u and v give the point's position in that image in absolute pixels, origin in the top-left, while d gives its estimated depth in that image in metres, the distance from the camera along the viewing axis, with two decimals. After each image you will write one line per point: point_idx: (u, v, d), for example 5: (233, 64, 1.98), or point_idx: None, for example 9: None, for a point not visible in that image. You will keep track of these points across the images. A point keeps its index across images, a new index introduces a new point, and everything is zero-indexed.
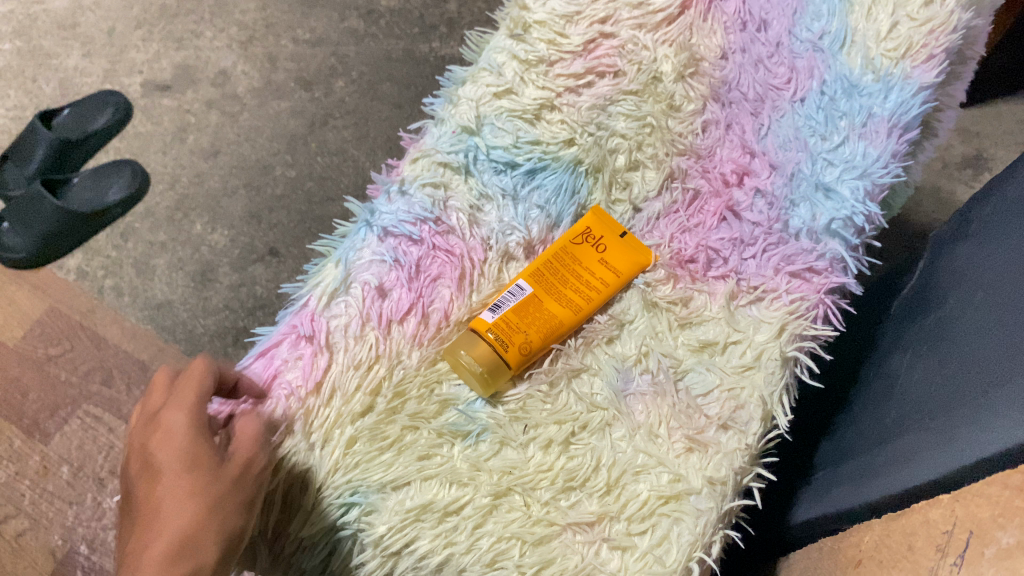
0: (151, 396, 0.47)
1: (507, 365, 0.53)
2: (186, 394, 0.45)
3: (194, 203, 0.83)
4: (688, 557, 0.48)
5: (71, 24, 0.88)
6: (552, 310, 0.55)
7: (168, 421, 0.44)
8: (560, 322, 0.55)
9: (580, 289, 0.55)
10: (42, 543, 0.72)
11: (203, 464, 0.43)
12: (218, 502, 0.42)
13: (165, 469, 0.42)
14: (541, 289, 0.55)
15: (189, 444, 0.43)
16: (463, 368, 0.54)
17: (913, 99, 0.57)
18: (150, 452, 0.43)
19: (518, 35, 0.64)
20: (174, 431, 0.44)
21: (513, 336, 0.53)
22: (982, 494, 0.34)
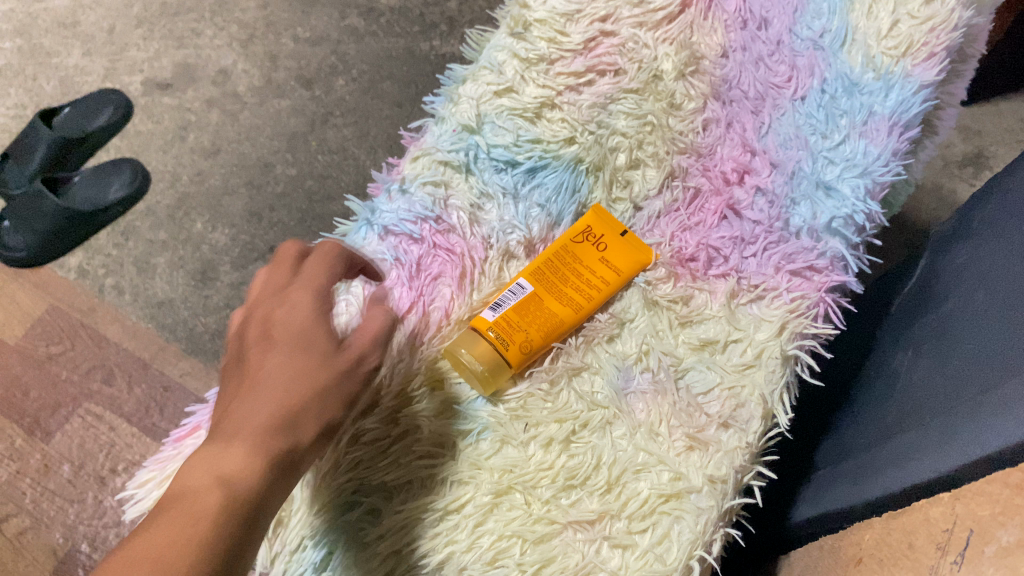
0: (275, 265, 0.46)
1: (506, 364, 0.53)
2: (315, 275, 0.45)
3: (194, 202, 0.83)
4: (688, 556, 0.48)
5: (72, 23, 0.88)
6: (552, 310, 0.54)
7: (293, 294, 0.44)
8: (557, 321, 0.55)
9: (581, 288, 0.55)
10: (44, 542, 0.72)
11: (317, 346, 0.42)
12: (324, 388, 0.41)
13: (282, 338, 0.42)
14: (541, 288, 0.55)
15: (311, 321, 0.43)
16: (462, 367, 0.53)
17: (914, 97, 0.57)
18: (276, 320, 0.43)
19: (518, 33, 0.64)
20: (299, 306, 0.43)
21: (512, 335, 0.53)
22: (983, 493, 0.33)
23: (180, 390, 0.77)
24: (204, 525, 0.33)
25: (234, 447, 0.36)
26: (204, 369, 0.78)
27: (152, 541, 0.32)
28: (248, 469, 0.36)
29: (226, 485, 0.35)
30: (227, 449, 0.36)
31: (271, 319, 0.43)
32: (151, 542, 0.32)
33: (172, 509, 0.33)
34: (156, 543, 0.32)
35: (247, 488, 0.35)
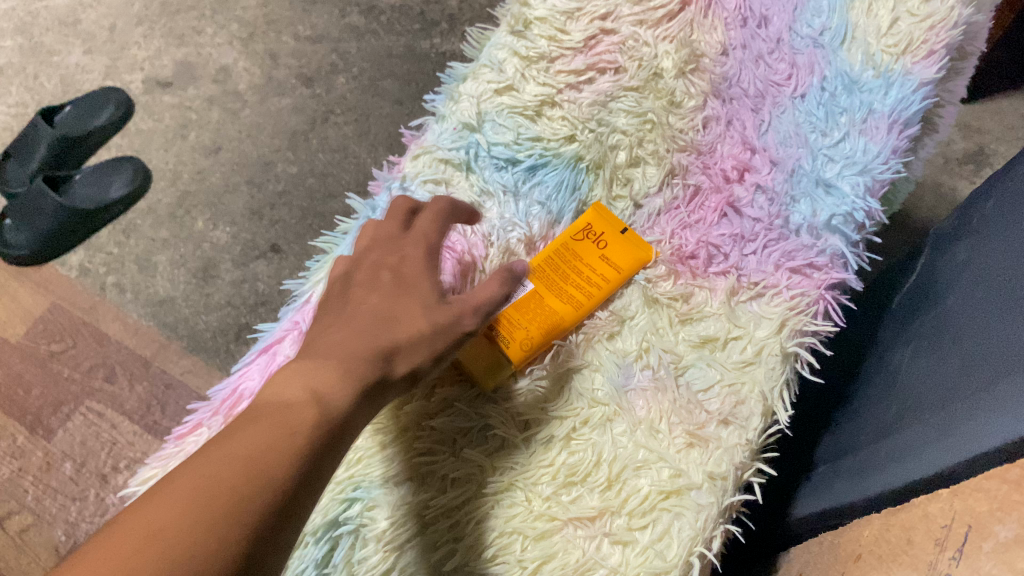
0: (389, 216, 0.51)
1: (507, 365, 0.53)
2: (427, 231, 0.49)
3: (195, 200, 0.83)
4: (689, 552, 0.48)
5: (72, 21, 0.88)
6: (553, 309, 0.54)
7: (408, 247, 0.48)
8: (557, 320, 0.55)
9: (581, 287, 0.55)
10: (46, 539, 0.73)
11: (420, 296, 0.45)
12: (420, 335, 0.43)
13: (388, 285, 0.45)
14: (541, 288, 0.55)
15: (418, 275, 0.46)
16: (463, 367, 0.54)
17: (914, 95, 0.57)
18: (386, 269, 0.46)
19: (518, 31, 0.64)
20: (413, 261, 0.47)
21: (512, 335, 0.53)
22: (981, 489, 0.34)
23: (181, 388, 0.77)
24: (297, 435, 0.35)
25: (328, 370, 0.38)
26: (205, 367, 0.78)
27: (248, 442, 0.34)
28: (340, 385, 0.38)
29: (319, 401, 0.36)
30: (326, 367, 0.38)
31: (386, 266, 0.47)
32: (247, 444, 0.34)
33: (266, 417, 0.35)
34: (252, 444, 0.34)
35: (338, 408, 0.37)
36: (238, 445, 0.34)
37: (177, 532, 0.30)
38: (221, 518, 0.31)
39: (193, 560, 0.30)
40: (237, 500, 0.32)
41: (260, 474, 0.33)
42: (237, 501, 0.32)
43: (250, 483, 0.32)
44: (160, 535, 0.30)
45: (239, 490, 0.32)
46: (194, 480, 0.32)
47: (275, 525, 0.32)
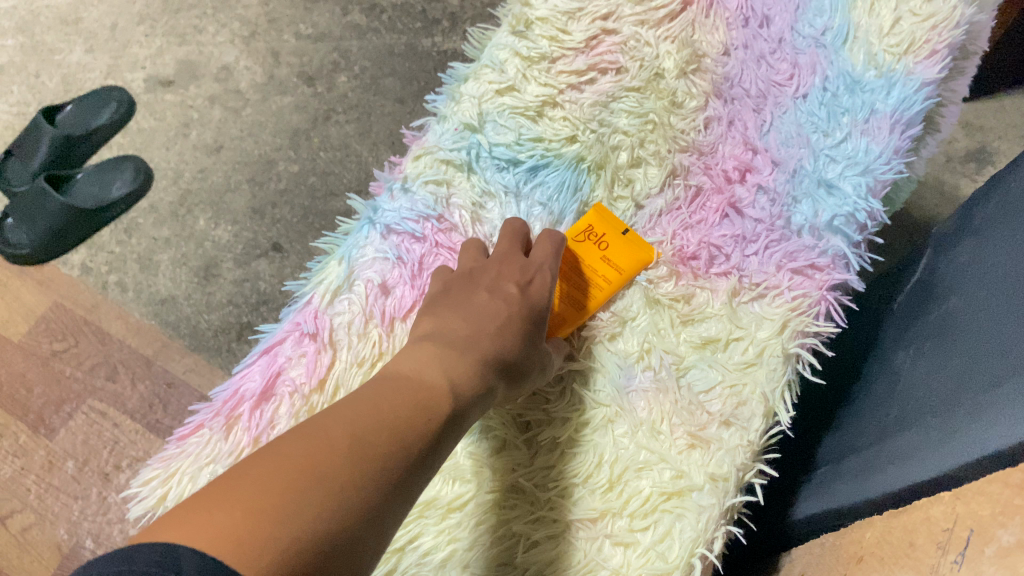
0: (508, 236, 0.56)
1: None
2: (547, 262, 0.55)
3: (197, 199, 0.83)
4: (690, 554, 0.48)
5: (74, 19, 0.88)
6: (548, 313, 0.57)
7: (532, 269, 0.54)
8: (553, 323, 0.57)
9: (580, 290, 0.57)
10: (48, 537, 0.73)
11: (540, 329, 0.52)
12: (531, 360, 0.50)
13: (515, 298, 0.52)
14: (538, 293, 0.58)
15: (540, 300, 0.53)
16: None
17: (915, 95, 0.56)
18: (513, 283, 0.53)
19: (520, 31, 0.63)
20: (539, 286, 0.53)
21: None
22: (983, 493, 0.33)
23: (183, 387, 0.77)
24: (430, 418, 0.39)
25: (460, 366, 0.44)
26: (207, 366, 0.78)
27: (393, 412, 0.37)
28: (466, 382, 0.43)
29: (452, 392, 0.41)
30: (456, 363, 0.43)
31: (512, 282, 0.53)
32: (390, 414, 0.37)
33: (407, 394, 0.39)
34: (395, 415, 0.37)
35: (462, 401, 0.42)
36: (382, 415, 0.37)
37: (336, 478, 0.33)
38: (372, 475, 0.34)
39: (348, 508, 0.32)
40: (383, 464, 0.35)
41: (402, 447, 0.36)
42: (384, 465, 0.35)
43: (393, 451, 0.36)
44: (323, 477, 0.33)
45: (385, 455, 0.35)
46: (349, 435, 0.35)
47: (405, 495, 0.36)
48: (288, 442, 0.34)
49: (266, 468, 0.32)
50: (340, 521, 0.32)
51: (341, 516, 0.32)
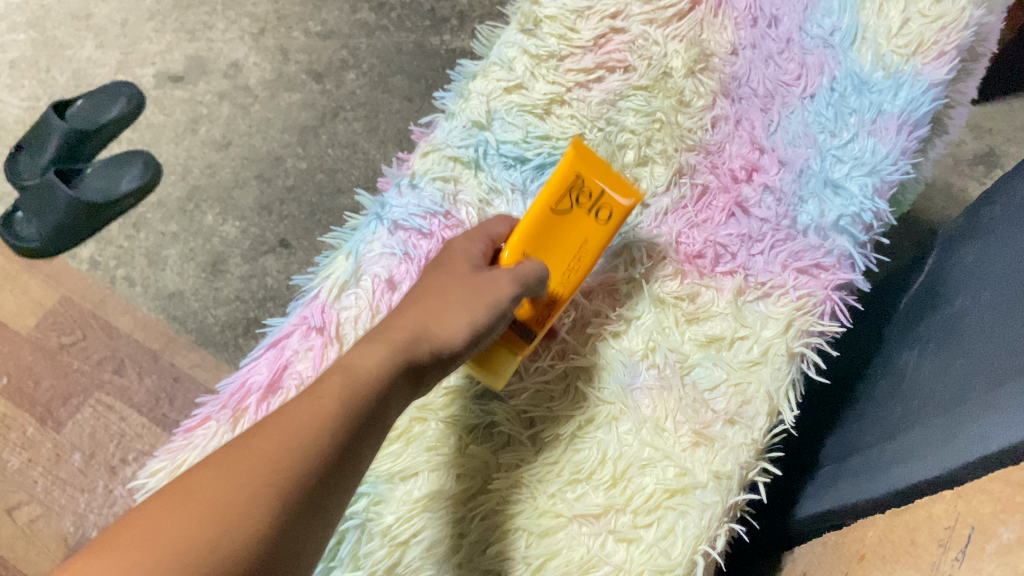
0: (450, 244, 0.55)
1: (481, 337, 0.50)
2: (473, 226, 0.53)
3: (205, 194, 0.84)
4: (693, 550, 0.49)
5: (84, 15, 0.89)
6: (548, 285, 0.51)
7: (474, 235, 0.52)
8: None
9: (546, 234, 0.51)
10: (55, 530, 0.73)
11: (459, 270, 0.48)
12: (459, 298, 0.46)
13: (430, 269, 0.50)
14: (570, 283, 0.51)
15: (459, 256, 0.50)
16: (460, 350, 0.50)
17: (923, 96, 0.57)
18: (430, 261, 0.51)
19: (529, 30, 0.64)
20: (457, 247, 0.50)
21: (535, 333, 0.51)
22: (985, 491, 0.34)
23: (190, 381, 0.78)
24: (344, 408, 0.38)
25: (379, 351, 0.42)
26: (214, 361, 0.79)
27: (304, 415, 0.37)
28: (384, 358, 0.41)
29: (368, 377, 0.40)
30: (372, 347, 0.42)
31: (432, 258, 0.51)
32: (304, 417, 0.37)
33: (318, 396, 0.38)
34: (308, 417, 0.37)
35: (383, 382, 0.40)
36: (290, 425, 0.36)
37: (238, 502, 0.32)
38: (283, 478, 0.34)
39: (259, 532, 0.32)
40: (297, 467, 0.35)
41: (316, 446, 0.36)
42: (298, 468, 0.35)
43: (307, 452, 0.35)
44: (228, 509, 0.32)
45: (296, 457, 0.35)
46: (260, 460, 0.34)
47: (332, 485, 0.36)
48: (203, 475, 0.34)
49: (169, 512, 0.32)
50: (255, 530, 0.32)
51: (252, 543, 0.32)
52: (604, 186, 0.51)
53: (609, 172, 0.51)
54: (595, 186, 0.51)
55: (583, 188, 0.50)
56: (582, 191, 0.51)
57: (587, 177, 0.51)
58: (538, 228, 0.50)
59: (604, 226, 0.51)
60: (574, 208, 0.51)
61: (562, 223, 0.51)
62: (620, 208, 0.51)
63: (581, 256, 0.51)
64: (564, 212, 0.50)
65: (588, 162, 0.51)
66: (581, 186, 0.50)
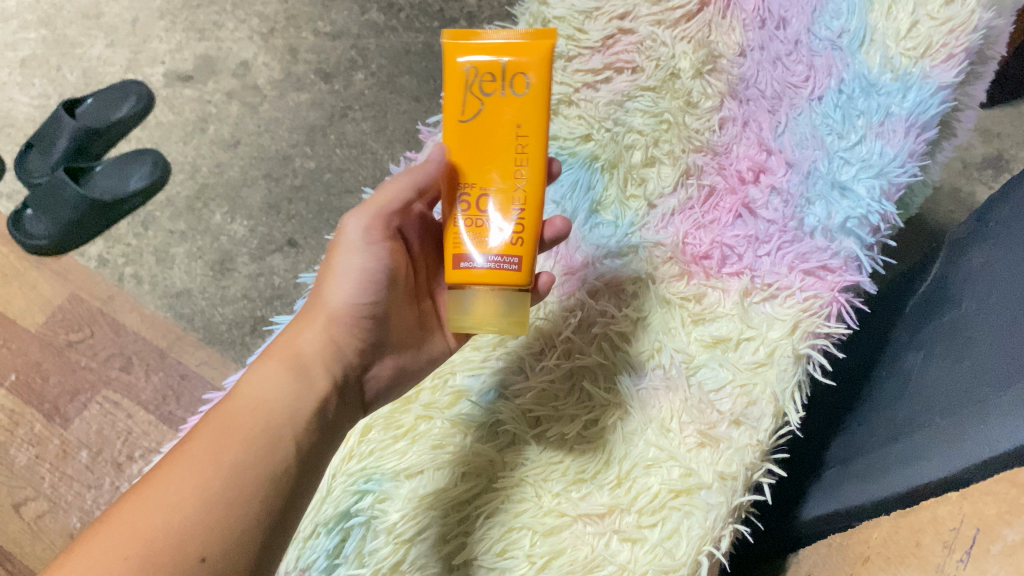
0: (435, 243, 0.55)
1: (468, 289, 0.44)
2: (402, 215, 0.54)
3: (213, 192, 0.84)
4: (697, 551, 0.48)
5: (95, 14, 0.89)
6: (504, 206, 0.43)
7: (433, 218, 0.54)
8: (486, 204, 0.44)
9: (470, 149, 0.43)
10: (61, 525, 0.74)
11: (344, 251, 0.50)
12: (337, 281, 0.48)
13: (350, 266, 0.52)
14: (534, 182, 0.44)
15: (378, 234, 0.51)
16: (452, 309, 0.45)
17: (931, 99, 0.56)
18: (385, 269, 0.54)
19: (537, 29, 0.65)
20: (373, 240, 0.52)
21: (521, 256, 0.43)
22: (989, 492, 0.35)
23: (197, 379, 0.78)
24: (235, 439, 0.41)
25: (264, 375, 0.44)
26: (220, 359, 0.79)
27: (198, 454, 0.39)
28: (274, 381, 0.44)
29: (261, 408, 0.42)
30: (265, 375, 0.44)
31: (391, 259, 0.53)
32: (197, 457, 0.39)
33: (196, 438, 0.40)
34: (201, 458, 0.39)
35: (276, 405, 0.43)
36: (162, 479, 0.38)
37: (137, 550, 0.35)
38: (149, 537, 0.36)
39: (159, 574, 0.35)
40: (169, 518, 0.37)
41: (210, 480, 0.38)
42: (170, 518, 0.37)
43: (180, 501, 0.37)
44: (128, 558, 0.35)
45: (165, 510, 0.37)
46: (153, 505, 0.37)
47: (222, 521, 0.38)
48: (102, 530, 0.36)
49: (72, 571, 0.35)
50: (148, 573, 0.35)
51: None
52: (499, 57, 0.42)
53: (499, 39, 0.42)
54: (491, 65, 0.42)
55: (479, 76, 0.43)
56: (480, 79, 0.43)
57: (479, 62, 0.42)
58: (460, 147, 0.44)
59: (528, 96, 0.42)
60: (483, 103, 0.43)
61: (482, 127, 0.43)
62: (533, 67, 0.42)
63: (525, 142, 0.43)
64: (475, 116, 0.43)
65: (473, 46, 0.43)
66: (474, 76, 0.43)
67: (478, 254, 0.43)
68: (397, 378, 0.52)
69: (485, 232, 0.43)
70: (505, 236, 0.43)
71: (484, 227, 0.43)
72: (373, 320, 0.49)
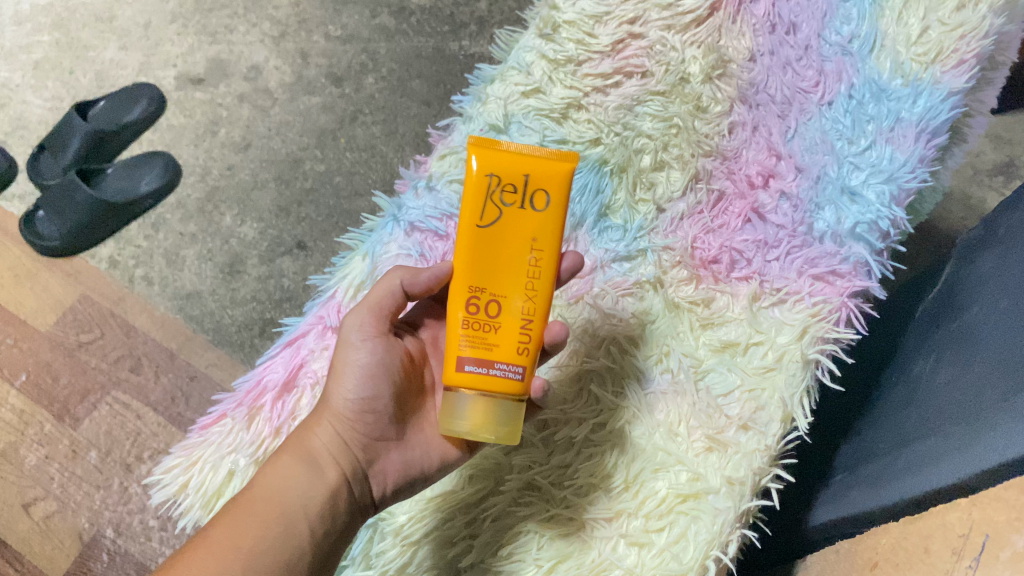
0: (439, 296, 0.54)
1: (464, 394, 0.42)
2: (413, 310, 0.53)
3: (224, 195, 0.85)
4: (704, 556, 0.48)
5: (108, 17, 0.90)
6: (511, 315, 0.43)
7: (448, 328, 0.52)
8: (494, 313, 0.43)
9: (483, 256, 0.43)
10: (70, 525, 0.74)
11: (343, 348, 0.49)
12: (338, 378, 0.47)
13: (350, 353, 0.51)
14: (542, 296, 0.43)
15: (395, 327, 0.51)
16: (444, 411, 0.43)
17: (942, 104, 0.57)
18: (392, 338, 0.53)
19: (547, 34, 0.65)
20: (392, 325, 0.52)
21: (525, 367, 0.43)
22: (999, 499, 0.35)
23: (206, 380, 0.79)
24: (255, 529, 0.41)
25: (279, 467, 0.45)
26: (229, 361, 0.79)
27: (218, 544, 0.40)
28: (284, 475, 0.44)
29: (277, 498, 0.43)
30: (278, 466, 0.45)
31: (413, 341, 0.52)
32: (217, 545, 0.40)
33: (216, 525, 0.41)
34: (219, 548, 0.40)
35: (289, 500, 0.43)
36: (180, 567, 0.39)
37: None
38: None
39: None
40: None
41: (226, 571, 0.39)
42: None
43: None
44: None
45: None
46: None
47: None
48: None
49: None
50: None
51: None
52: (523, 170, 0.42)
53: (525, 153, 0.42)
54: (515, 176, 0.42)
55: (501, 185, 0.42)
56: (502, 188, 0.42)
57: (503, 172, 0.42)
58: (473, 253, 0.43)
59: (546, 213, 0.42)
60: (502, 213, 0.42)
61: (498, 237, 0.42)
62: (555, 186, 0.42)
63: (538, 257, 0.43)
64: (492, 225, 0.42)
65: (499, 156, 0.42)
66: (496, 185, 0.42)
67: (480, 360, 0.42)
68: (406, 476, 0.49)
69: (489, 340, 0.42)
70: (511, 346, 0.43)
71: (490, 335, 0.43)
72: (377, 416, 0.47)
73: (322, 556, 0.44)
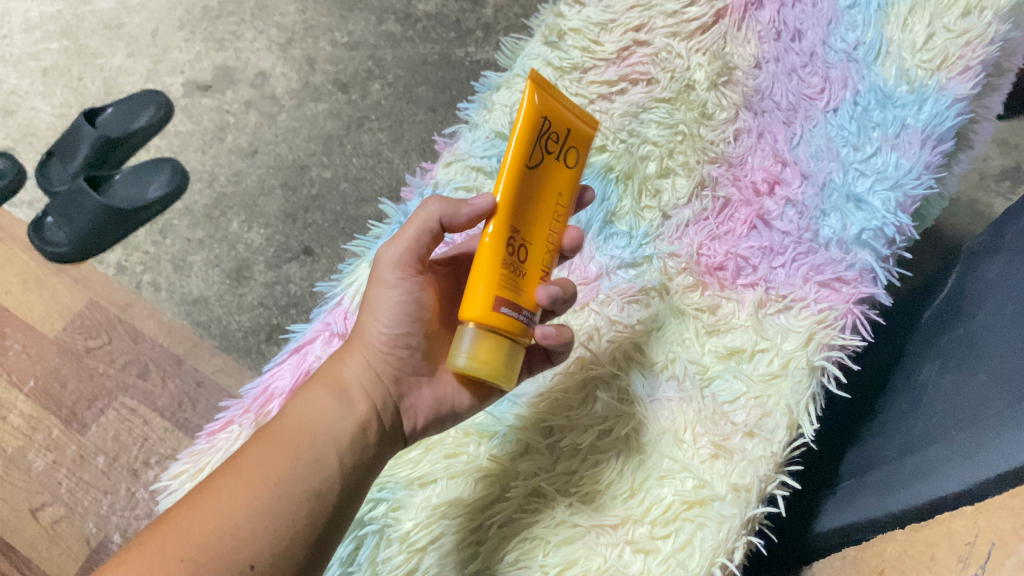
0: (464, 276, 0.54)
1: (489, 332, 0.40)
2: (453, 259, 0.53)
3: (231, 202, 0.85)
4: (710, 563, 0.48)
5: (117, 25, 0.91)
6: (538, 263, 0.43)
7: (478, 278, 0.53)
8: (525, 254, 0.42)
9: (526, 198, 0.41)
10: (77, 530, 0.75)
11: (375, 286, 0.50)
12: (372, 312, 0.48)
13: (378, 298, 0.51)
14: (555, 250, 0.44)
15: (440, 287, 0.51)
16: (460, 348, 0.40)
17: (948, 111, 0.58)
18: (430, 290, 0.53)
19: (553, 42, 0.65)
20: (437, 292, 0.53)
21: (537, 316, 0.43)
22: (1005, 507, 0.35)
23: (213, 386, 0.79)
24: (289, 455, 0.42)
25: (310, 398, 0.45)
26: (236, 366, 0.80)
27: (255, 467, 0.41)
28: (317, 406, 0.45)
29: (308, 427, 0.44)
30: (310, 397, 0.45)
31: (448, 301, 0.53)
32: (252, 468, 0.41)
33: (246, 452, 0.42)
34: (254, 471, 0.41)
35: (322, 428, 0.44)
36: (213, 489, 0.40)
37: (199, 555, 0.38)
38: (200, 543, 0.38)
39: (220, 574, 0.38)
40: (221, 524, 0.39)
41: (262, 493, 0.40)
42: (223, 524, 0.39)
43: (229, 510, 0.39)
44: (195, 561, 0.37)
45: (218, 517, 0.39)
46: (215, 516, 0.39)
47: (268, 529, 0.39)
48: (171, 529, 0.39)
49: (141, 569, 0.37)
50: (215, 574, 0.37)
51: None
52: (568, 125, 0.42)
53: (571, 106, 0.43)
54: (562, 127, 0.42)
55: (551, 130, 0.41)
56: (552, 134, 0.41)
57: (553, 118, 0.41)
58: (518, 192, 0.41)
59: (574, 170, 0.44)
60: (547, 158, 0.41)
61: (539, 184, 0.42)
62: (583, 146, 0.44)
63: (559, 211, 0.44)
64: (538, 168, 0.41)
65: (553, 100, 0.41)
66: (548, 129, 0.41)
67: (510, 303, 0.40)
68: (437, 411, 0.50)
69: (520, 284, 0.41)
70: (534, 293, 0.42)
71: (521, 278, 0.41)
72: (410, 351, 0.48)
73: (353, 487, 0.44)
